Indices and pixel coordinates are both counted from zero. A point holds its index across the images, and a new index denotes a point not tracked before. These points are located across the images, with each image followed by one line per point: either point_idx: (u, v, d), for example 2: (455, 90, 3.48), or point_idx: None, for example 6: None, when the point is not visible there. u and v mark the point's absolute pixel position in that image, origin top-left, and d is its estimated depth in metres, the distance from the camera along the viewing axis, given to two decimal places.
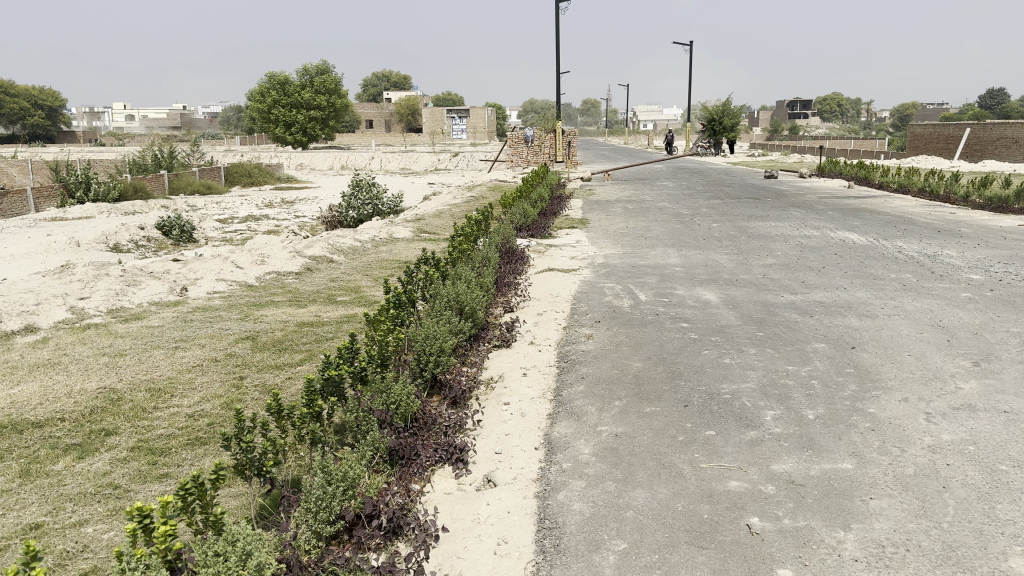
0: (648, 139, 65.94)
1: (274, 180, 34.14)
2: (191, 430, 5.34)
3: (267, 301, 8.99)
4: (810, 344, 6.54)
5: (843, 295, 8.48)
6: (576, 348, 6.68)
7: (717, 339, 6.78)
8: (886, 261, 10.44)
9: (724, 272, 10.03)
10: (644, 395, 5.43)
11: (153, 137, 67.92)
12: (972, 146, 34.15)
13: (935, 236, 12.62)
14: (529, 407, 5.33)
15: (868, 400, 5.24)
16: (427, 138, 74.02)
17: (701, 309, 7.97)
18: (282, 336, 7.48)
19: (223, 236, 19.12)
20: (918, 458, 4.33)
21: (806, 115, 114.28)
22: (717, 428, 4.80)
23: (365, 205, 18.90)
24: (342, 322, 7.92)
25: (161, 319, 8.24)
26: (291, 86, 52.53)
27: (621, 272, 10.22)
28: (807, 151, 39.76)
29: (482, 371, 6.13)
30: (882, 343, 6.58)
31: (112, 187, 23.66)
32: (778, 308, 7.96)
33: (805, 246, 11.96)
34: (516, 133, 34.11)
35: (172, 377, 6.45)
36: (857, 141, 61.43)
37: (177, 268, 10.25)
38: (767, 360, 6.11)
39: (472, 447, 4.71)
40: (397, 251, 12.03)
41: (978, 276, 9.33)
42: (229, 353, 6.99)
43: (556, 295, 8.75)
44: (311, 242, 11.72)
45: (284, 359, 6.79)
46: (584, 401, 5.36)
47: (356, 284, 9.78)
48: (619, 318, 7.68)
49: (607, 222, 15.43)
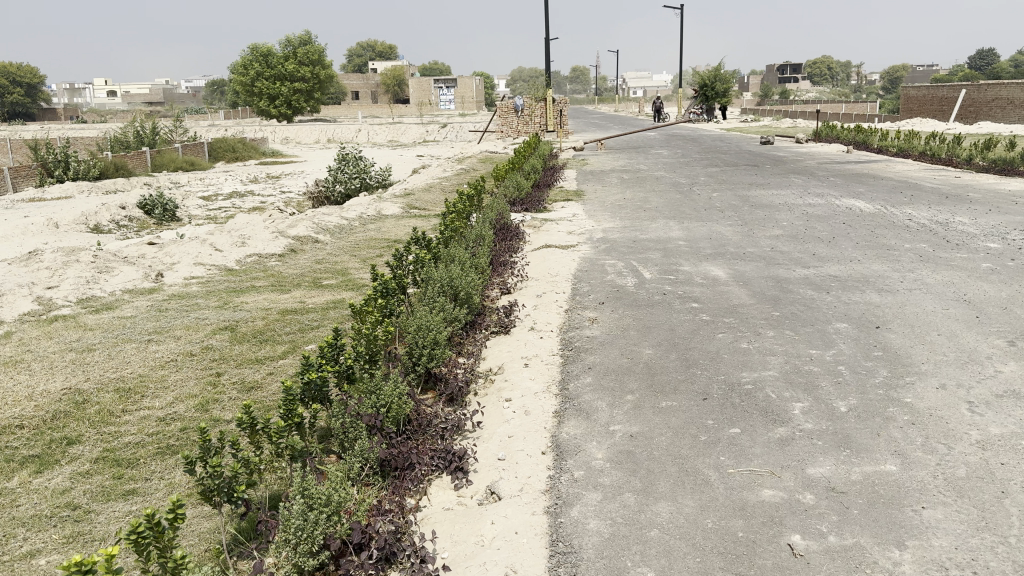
0: (638, 107, 64.73)
1: (259, 154, 33.40)
2: (161, 437, 4.89)
3: (248, 286, 8.46)
4: (831, 324, 6.08)
5: (857, 268, 8.01)
6: (581, 333, 6.21)
7: (731, 321, 6.31)
8: (898, 230, 9.97)
9: (729, 245, 9.55)
10: (658, 387, 4.97)
11: (135, 113, 66.62)
12: (967, 107, 33.55)
13: (944, 202, 12.14)
14: (534, 402, 4.87)
15: (903, 388, 4.78)
16: (414, 108, 72.86)
17: (710, 287, 7.51)
18: (264, 325, 6.98)
19: (208, 214, 18.53)
20: (968, 457, 3.88)
21: (795, 81, 113.82)
22: (741, 425, 4.35)
23: (352, 179, 18.32)
24: (328, 310, 7.40)
25: (134, 309, 7.72)
26: (274, 58, 51.44)
27: (622, 248, 9.73)
28: (800, 116, 39.15)
29: (479, 363, 5.68)
30: (908, 321, 6.12)
31: (92, 165, 22.98)
32: (791, 284, 7.48)
33: (810, 215, 11.47)
34: (505, 103, 33.35)
35: (143, 375, 5.96)
36: (847, 105, 60.71)
37: (153, 252, 9.71)
38: (787, 344, 5.66)
39: (471, 453, 4.24)
40: (385, 229, 11.51)
41: (997, 244, 8.84)
42: (206, 346, 6.48)
43: (554, 274, 8.26)
44: (295, 222, 11.16)
45: (265, 351, 6.30)
46: (594, 396, 4.90)
47: (343, 266, 9.27)
48: (624, 299, 7.20)
49: (602, 194, 14.93)
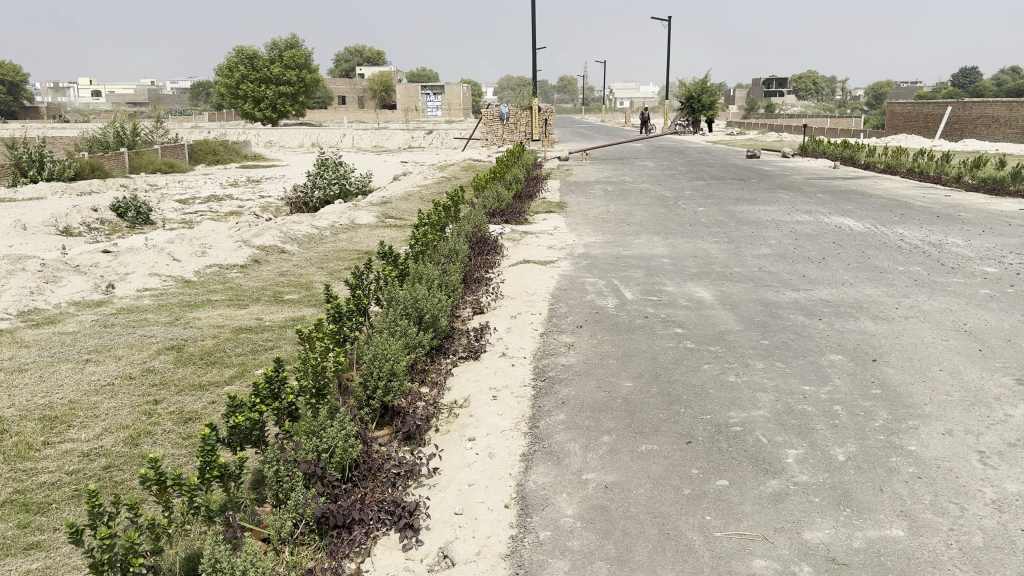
0: (625, 119, 64.39)
1: (240, 157, 32.77)
2: (81, 476, 4.36)
3: (203, 300, 7.93)
4: (824, 356, 5.65)
5: (849, 292, 7.61)
6: (556, 361, 5.74)
7: (717, 350, 5.87)
8: (890, 251, 9.60)
9: (715, 264, 9.13)
10: (638, 427, 4.49)
11: (116, 112, 65.41)
12: (952, 125, 33.44)
13: (935, 221, 11.81)
14: (500, 443, 4.38)
15: (907, 434, 4.33)
16: (399, 114, 72.35)
17: (695, 310, 7.07)
18: (213, 345, 6.47)
19: (182, 218, 17.94)
20: (984, 521, 3.44)
21: (779, 95, 114.75)
22: (729, 476, 3.89)
23: (331, 185, 17.78)
24: (285, 328, 6.90)
25: (77, 324, 7.14)
26: (260, 60, 50.94)
27: (604, 265, 9.28)
28: (786, 131, 39.06)
29: (443, 394, 5.19)
30: (907, 354, 5.70)
31: (66, 165, 22.31)
32: (781, 309, 7.06)
33: (799, 233, 11.09)
34: (491, 110, 32.91)
35: (73, 402, 5.41)
36: (832, 119, 60.92)
37: (107, 261, 9.16)
38: (778, 378, 5.21)
39: (425, 505, 3.75)
40: (357, 239, 11.00)
41: (993, 269, 8.47)
42: (146, 369, 5.97)
43: (531, 292, 7.81)
44: (262, 230, 10.64)
45: (211, 376, 5.80)
46: (567, 436, 4.41)
47: (308, 279, 8.76)
48: (603, 322, 6.74)
49: (586, 206, 14.52)
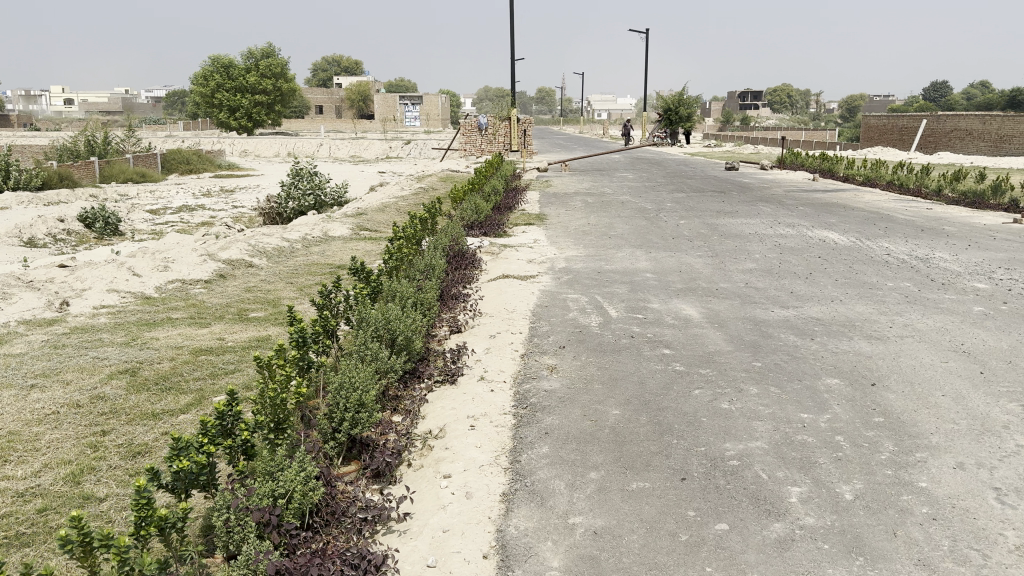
0: (602, 129, 64.10)
1: (214, 166, 32.14)
2: (11, 522, 3.92)
3: (163, 319, 7.49)
4: (821, 381, 5.34)
5: (839, 309, 7.34)
6: (537, 386, 5.38)
7: (708, 373, 5.55)
8: (879, 266, 9.37)
9: (700, 279, 8.84)
10: (627, 462, 4.14)
11: (87, 121, 63.98)
12: (927, 137, 33.64)
13: (919, 235, 11.64)
14: (478, 481, 4.02)
15: (916, 469, 4.03)
16: (378, 125, 71.87)
17: (682, 329, 6.75)
18: (170, 369, 6.04)
19: (152, 229, 17.39)
20: (1009, 570, 3.14)
21: (755, 106, 116.06)
22: (729, 519, 3.55)
23: (306, 195, 17.31)
24: (249, 348, 6.49)
25: (26, 345, 6.67)
26: (235, 69, 50.22)
27: (586, 280, 8.95)
28: (764, 143, 39.11)
29: (416, 424, 4.81)
30: (907, 377, 5.41)
31: (32, 175, 21.66)
32: (771, 327, 6.76)
33: (783, 247, 10.84)
34: (469, 120, 32.56)
35: (12, 433, 4.96)
36: (806, 132, 61.32)
37: (63, 276, 8.68)
38: (774, 405, 4.90)
39: (393, 556, 3.37)
40: (330, 253, 10.58)
41: (984, 285, 8.26)
42: (95, 396, 5.52)
43: (510, 309, 7.47)
44: (228, 244, 10.19)
45: (165, 404, 5.38)
46: (551, 473, 4.05)
47: (276, 295, 8.34)
48: (587, 342, 6.40)
49: (566, 218, 14.22)
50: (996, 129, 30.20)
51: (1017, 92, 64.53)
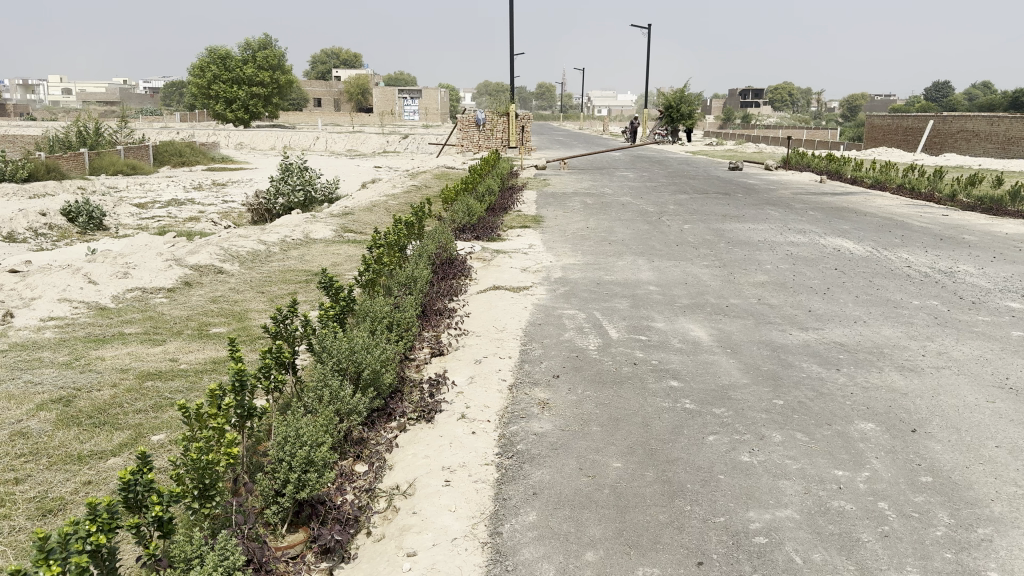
0: (603, 125, 63.29)
1: (207, 159, 31.27)
2: None
3: (115, 334, 6.76)
4: (854, 425, 4.62)
5: (864, 333, 6.61)
6: (527, 427, 4.66)
7: (723, 413, 4.83)
8: (900, 280, 8.66)
9: (709, 294, 8.11)
10: (631, 537, 3.42)
11: (84, 111, 62.82)
12: (932, 138, 32.92)
13: (939, 244, 10.92)
14: (448, 562, 3.29)
15: (980, 550, 3.32)
16: (376, 118, 71.05)
17: (691, 355, 6.04)
18: (110, 398, 5.29)
19: (137, 223, 16.57)
20: None
21: (756, 104, 115.28)
22: None
23: (296, 191, 16.49)
24: (203, 372, 5.75)
25: None
26: (232, 60, 49.26)
27: (583, 292, 8.24)
28: (767, 141, 38.35)
29: (381, 478, 4.09)
30: (952, 422, 4.68)
31: (18, 166, 20.87)
32: (790, 355, 6.03)
33: (796, 256, 10.12)
34: (467, 116, 31.74)
35: None
36: (808, 131, 60.49)
37: (13, 282, 7.93)
38: (803, 457, 4.18)
39: None
40: (310, 257, 9.86)
41: (1018, 304, 7.55)
42: (17, 433, 4.76)
43: (499, 327, 6.77)
44: (198, 248, 9.45)
45: (96, 444, 4.63)
46: (538, 551, 3.33)
47: (243, 307, 7.61)
48: (584, 371, 5.66)
49: (564, 220, 13.51)
50: (1003, 131, 29.45)
51: (1021, 93, 63.89)
